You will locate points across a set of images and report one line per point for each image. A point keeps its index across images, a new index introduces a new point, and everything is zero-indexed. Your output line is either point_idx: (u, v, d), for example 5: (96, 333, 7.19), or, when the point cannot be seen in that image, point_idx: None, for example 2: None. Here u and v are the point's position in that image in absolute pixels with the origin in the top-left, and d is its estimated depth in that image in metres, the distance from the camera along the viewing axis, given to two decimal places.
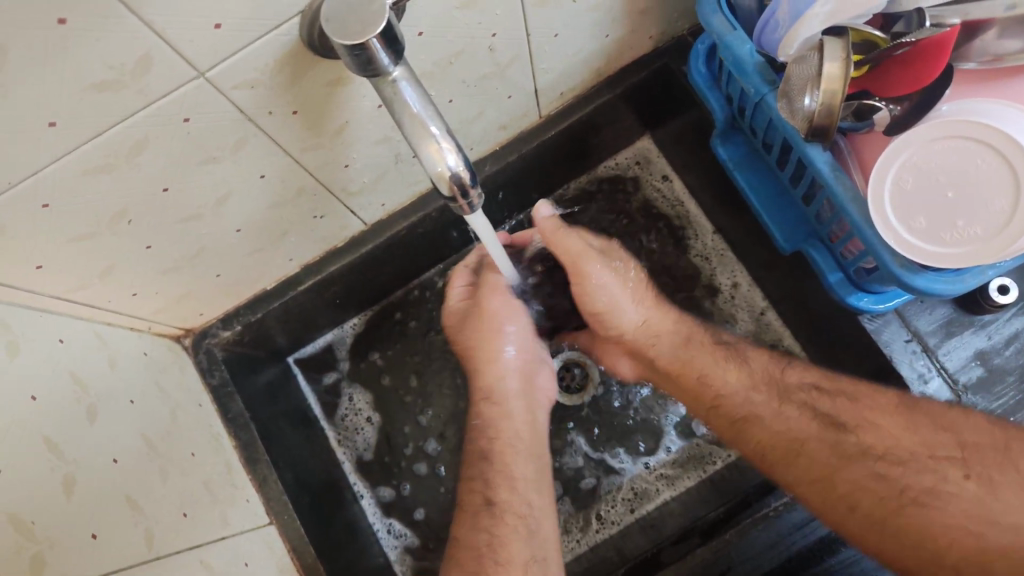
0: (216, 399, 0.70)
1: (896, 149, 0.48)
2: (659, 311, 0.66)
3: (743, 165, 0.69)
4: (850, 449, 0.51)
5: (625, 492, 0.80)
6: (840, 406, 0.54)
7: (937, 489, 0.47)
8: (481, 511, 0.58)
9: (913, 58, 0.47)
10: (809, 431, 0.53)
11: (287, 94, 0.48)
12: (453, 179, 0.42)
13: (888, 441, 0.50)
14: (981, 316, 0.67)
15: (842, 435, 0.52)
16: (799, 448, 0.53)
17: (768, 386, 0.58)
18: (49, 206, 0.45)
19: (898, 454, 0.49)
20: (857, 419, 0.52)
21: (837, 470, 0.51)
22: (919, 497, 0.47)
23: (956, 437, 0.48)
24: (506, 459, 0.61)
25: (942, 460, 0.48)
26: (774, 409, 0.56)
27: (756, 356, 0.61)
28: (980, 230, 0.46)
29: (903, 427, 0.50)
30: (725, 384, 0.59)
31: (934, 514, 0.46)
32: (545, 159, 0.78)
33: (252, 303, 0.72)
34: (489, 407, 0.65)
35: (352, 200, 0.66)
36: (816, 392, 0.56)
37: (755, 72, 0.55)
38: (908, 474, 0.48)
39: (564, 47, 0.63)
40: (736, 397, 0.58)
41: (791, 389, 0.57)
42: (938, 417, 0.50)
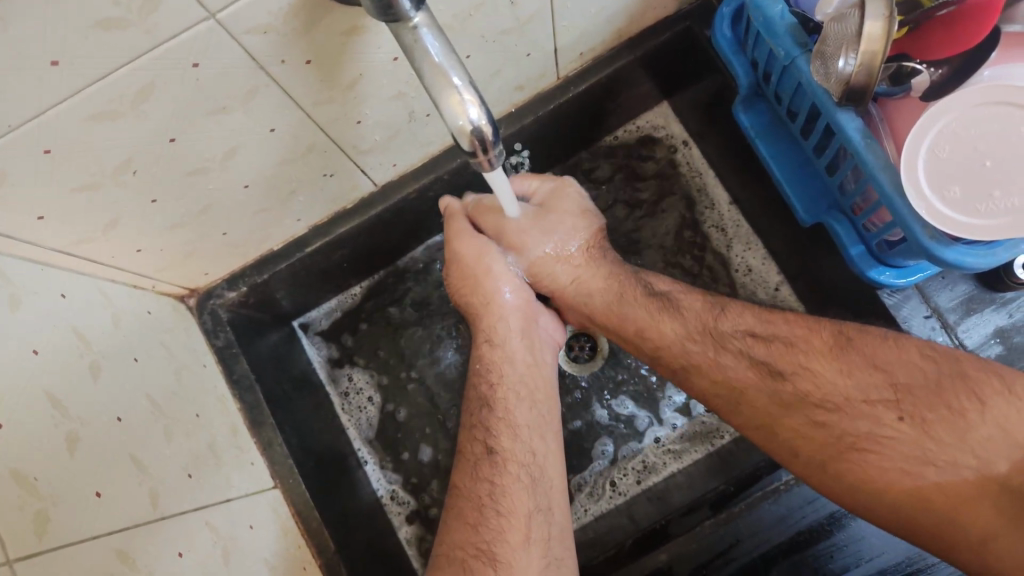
0: (221, 361, 0.69)
1: (932, 117, 0.46)
2: (591, 270, 0.66)
3: (765, 134, 0.67)
4: (789, 398, 0.54)
5: (635, 463, 0.79)
6: (775, 352, 0.56)
7: (874, 433, 0.50)
8: (483, 461, 0.58)
9: (956, 20, 0.44)
10: (748, 380, 0.56)
11: (301, 42, 0.45)
12: (475, 134, 0.41)
13: (823, 388, 0.53)
14: (1002, 293, 0.65)
15: (776, 382, 0.55)
16: (739, 396, 0.57)
17: (702, 336, 0.60)
18: (51, 152, 0.43)
19: (833, 401, 0.52)
20: (792, 364, 0.55)
21: (778, 417, 0.54)
22: (858, 442, 0.50)
23: (889, 378, 0.51)
24: (507, 407, 0.61)
25: (877, 404, 0.51)
26: (711, 359, 0.58)
27: (690, 305, 0.62)
28: (1017, 200, 0.44)
29: (838, 372, 0.53)
30: (664, 336, 0.61)
31: (872, 458, 0.49)
32: (561, 123, 0.76)
33: (258, 265, 0.71)
34: (491, 351, 0.64)
35: (364, 159, 0.64)
36: (751, 338, 0.57)
37: (787, 35, 0.53)
38: (842, 421, 0.52)
39: (587, 4, 0.60)
40: (676, 348, 0.60)
41: (726, 337, 0.58)
42: (872, 355, 0.52)
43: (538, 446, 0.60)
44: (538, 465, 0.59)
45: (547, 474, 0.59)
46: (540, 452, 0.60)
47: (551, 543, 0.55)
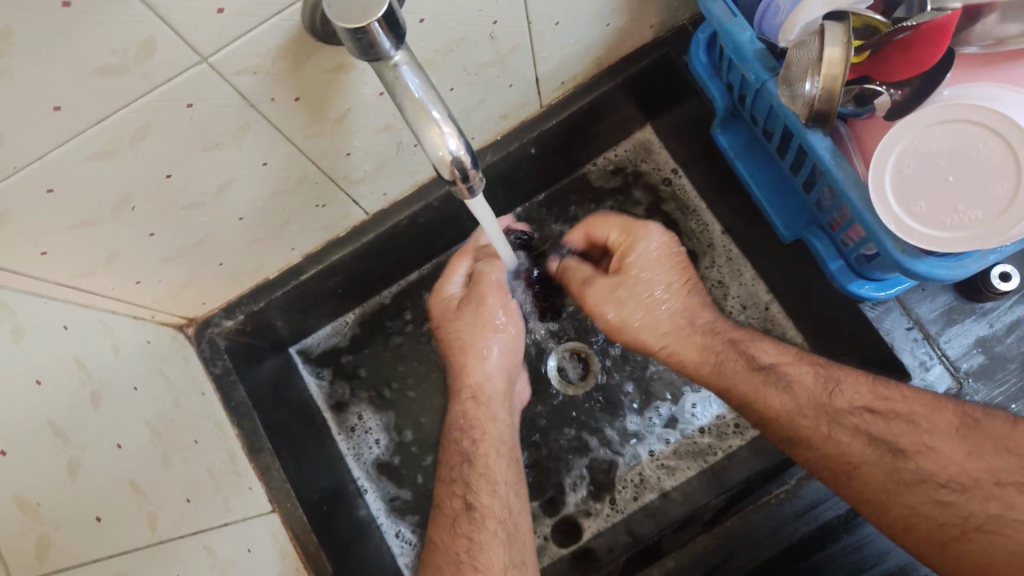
0: (219, 389, 0.70)
1: (895, 135, 0.48)
2: (683, 335, 0.62)
3: (743, 153, 0.69)
4: (908, 478, 0.50)
5: (630, 479, 0.80)
6: (895, 429, 0.52)
7: (1004, 516, 0.47)
8: (461, 517, 0.59)
9: (914, 42, 0.46)
10: (864, 457, 0.52)
11: (288, 81, 0.48)
12: (454, 164, 0.43)
13: (950, 469, 0.50)
14: (981, 303, 0.66)
15: (898, 462, 0.51)
16: (852, 473, 0.53)
17: (816, 412, 0.55)
18: (53, 190, 0.45)
19: (960, 481, 0.49)
20: (913, 443, 0.51)
21: (894, 495, 0.51)
22: (983, 523, 0.47)
23: (1021, 461, 0.48)
24: (488, 463, 0.62)
25: (1010, 487, 0.48)
26: (825, 434, 0.54)
27: (800, 379, 0.56)
28: (980, 213, 0.46)
29: (965, 453, 0.50)
30: (770, 408, 0.56)
31: (998, 540, 0.46)
32: (548, 148, 0.78)
33: (254, 293, 0.72)
34: (475, 409, 0.65)
35: (354, 188, 0.66)
36: (868, 414, 0.53)
37: (756, 59, 0.55)
38: (970, 502, 0.48)
39: (566, 36, 0.63)
40: (784, 421, 0.56)
41: (843, 414, 0.54)
42: (1000, 438, 0.49)
43: (513, 502, 0.61)
44: (513, 522, 0.60)
45: (520, 529, 0.60)
46: (516, 508, 0.61)
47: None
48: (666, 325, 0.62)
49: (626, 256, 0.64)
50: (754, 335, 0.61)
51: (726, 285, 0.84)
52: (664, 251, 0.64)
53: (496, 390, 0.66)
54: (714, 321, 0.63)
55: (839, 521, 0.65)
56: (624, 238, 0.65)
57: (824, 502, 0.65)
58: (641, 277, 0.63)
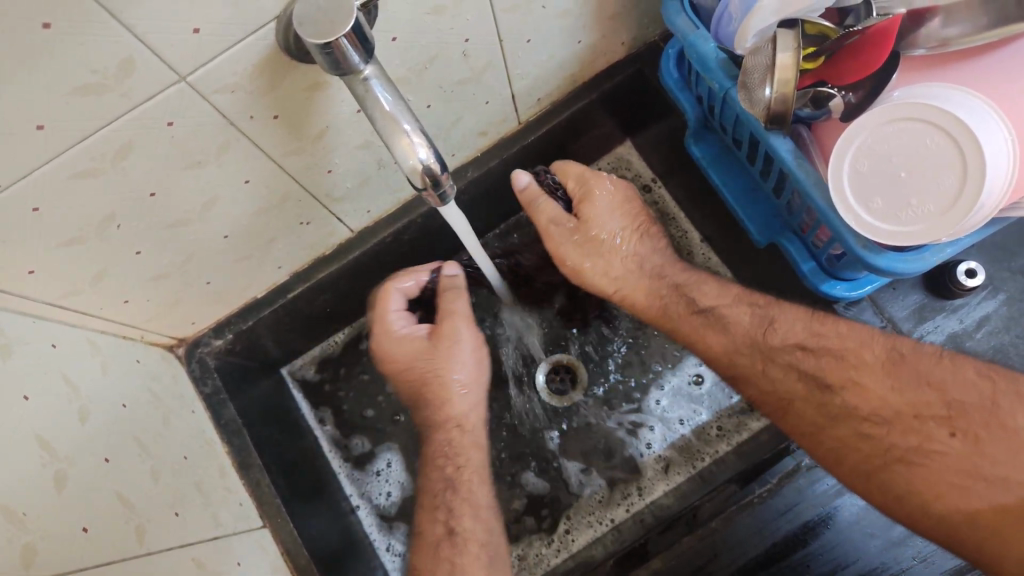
0: (209, 407, 0.71)
1: (851, 135, 0.50)
2: (631, 282, 0.68)
3: (716, 163, 0.71)
4: (834, 411, 0.55)
5: (620, 488, 0.80)
6: (826, 365, 0.56)
7: (924, 447, 0.50)
8: (443, 541, 0.59)
9: (864, 45, 0.49)
10: (795, 391, 0.57)
11: (266, 99, 0.50)
12: (424, 172, 0.45)
13: (872, 403, 0.53)
14: (951, 301, 0.67)
15: (825, 395, 0.55)
16: (787, 407, 0.58)
17: (751, 350, 0.60)
18: (40, 209, 0.47)
19: (884, 415, 0.53)
20: (842, 378, 0.55)
21: (823, 429, 0.55)
22: (905, 454, 0.51)
23: (942, 395, 0.51)
24: (470, 488, 0.62)
25: (929, 421, 0.51)
26: (760, 371, 0.59)
27: (736, 321, 0.61)
28: (932, 208, 0.48)
29: (889, 388, 0.53)
30: (709, 348, 0.62)
31: (919, 471, 0.50)
32: (528, 164, 0.80)
33: (243, 312, 0.74)
34: (461, 435, 0.66)
35: (337, 207, 0.68)
36: (800, 351, 0.57)
37: (719, 69, 0.57)
38: (892, 434, 0.52)
39: (537, 53, 0.65)
40: (723, 360, 0.62)
41: (776, 351, 0.58)
42: (925, 373, 0.52)
43: (495, 525, 0.62)
44: (494, 543, 0.60)
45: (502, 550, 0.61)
46: (496, 531, 0.62)
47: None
48: (618, 271, 0.69)
49: (584, 203, 0.69)
50: (699, 276, 0.67)
51: None
52: (614, 198, 0.69)
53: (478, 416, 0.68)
54: (665, 265, 0.69)
55: (819, 519, 0.69)
56: (583, 190, 0.69)
57: (801, 503, 0.69)
58: (594, 231, 0.68)
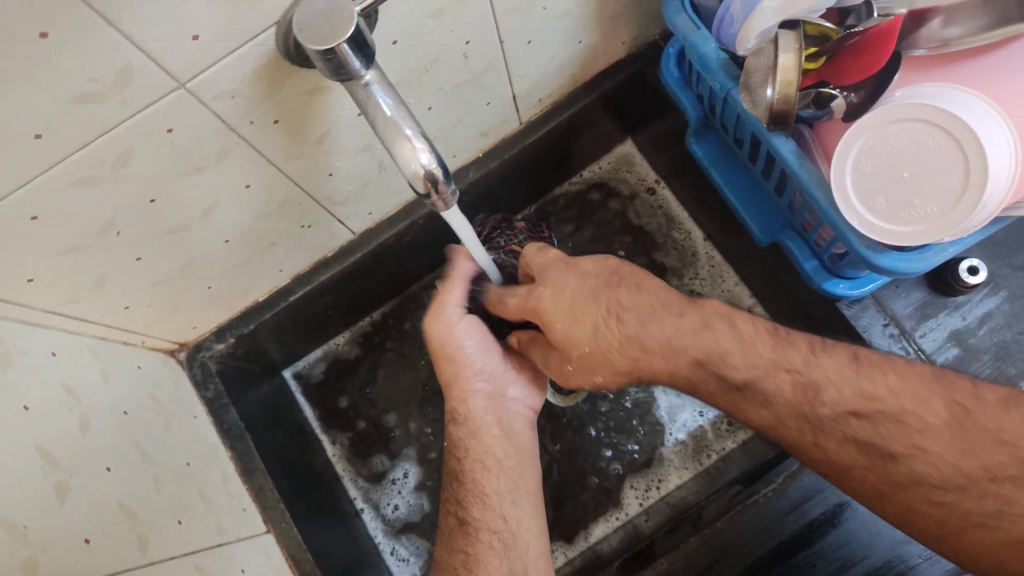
0: (211, 411, 0.71)
1: (852, 135, 0.50)
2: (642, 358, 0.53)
3: (718, 162, 0.70)
4: (900, 480, 0.47)
5: (639, 480, 0.80)
6: (884, 431, 0.47)
7: (1009, 512, 0.44)
8: (457, 531, 0.59)
9: (867, 45, 0.49)
10: (854, 459, 0.48)
11: (267, 103, 0.50)
12: (426, 177, 0.44)
13: (943, 469, 0.46)
14: (953, 298, 0.67)
15: (890, 463, 0.47)
16: (845, 477, 0.49)
17: (800, 420, 0.49)
18: (39, 218, 0.46)
19: (954, 481, 0.46)
20: (904, 446, 0.47)
21: (884, 498, 0.48)
22: (983, 519, 0.45)
23: (1017, 453, 0.45)
24: (475, 479, 0.60)
25: (1006, 484, 0.44)
26: (810, 442, 0.49)
27: (777, 392, 0.49)
28: (935, 208, 0.47)
29: (957, 453, 0.46)
30: (750, 419, 0.51)
31: (1001, 537, 0.44)
32: (528, 164, 0.80)
33: (244, 316, 0.73)
34: (456, 429, 0.63)
35: (338, 210, 0.68)
36: (853, 418, 0.48)
37: (720, 70, 0.57)
38: (968, 500, 0.45)
39: (538, 54, 0.65)
40: (763, 430, 0.51)
41: (826, 423, 0.48)
42: (996, 427, 0.45)
43: (509, 510, 0.60)
44: (511, 533, 0.59)
45: (521, 541, 0.59)
46: (513, 517, 0.60)
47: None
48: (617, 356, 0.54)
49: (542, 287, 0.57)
50: (721, 336, 0.51)
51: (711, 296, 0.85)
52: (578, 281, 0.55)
53: (482, 409, 0.62)
54: (680, 323, 0.52)
55: (826, 517, 0.69)
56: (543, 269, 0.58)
57: (807, 501, 0.69)
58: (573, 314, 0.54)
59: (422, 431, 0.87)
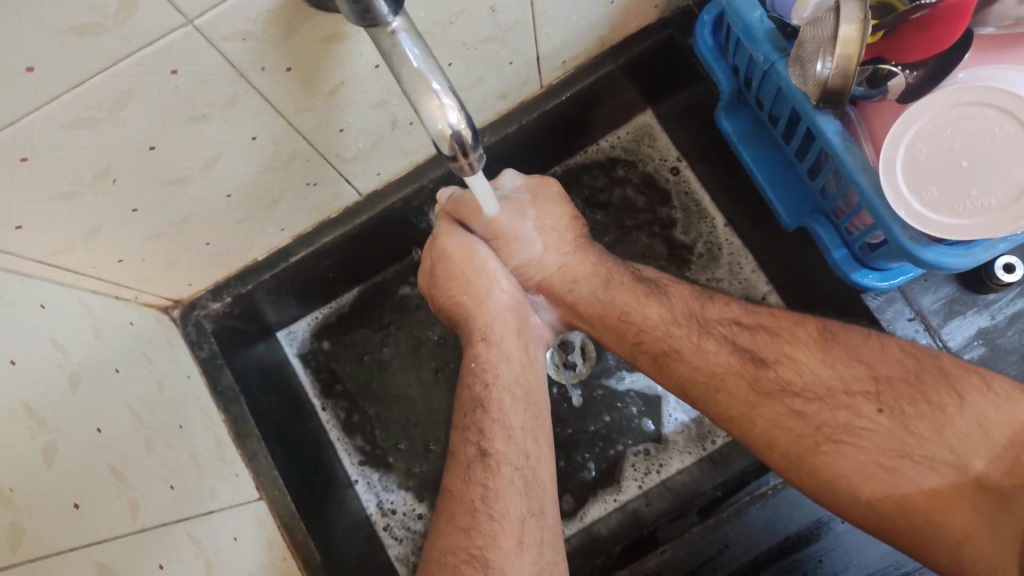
0: (206, 372, 0.68)
1: (910, 117, 0.46)
2: (580, 254, 0.65)
3: (747, 140, 0.66)
4: (768, 386, 0.53)
5: (642, 459, 0.79)
6: (760, 341, 0.55)
7: (852, 424, 0.49)
8: (474, 463, 0.55)
9: (931, 22, 0.45)
10: (729, 367, 0.55)
11: (280, 48, 0.45)
12: (454, 138, 0.41)
13: (807, 377, 0.52)
14: (984, 295, 0.65)
15: (761, 369, 0.54)
16: (718, 384, 0.55)
17: (688, 321, 0.58)
18: (28, 160, 0.42)
19: (814, 389, 0.51)
20: (778, 355, 0.54)
21: (755, 407, 0.53)
22: (834, 433, 0.49)
23: (870, 370, 0.51)
24: (501, 409, 0.58)
25: (858, 395, 0.50)
26: (694, 343, 0.57)
27: (677, 292, 0.61)
28: (994, 201, 0.44)
29: (823, 363, 0.52)
30: (646, 319, 0.60)
31: (849, 450, 0.48)
32: (547, 130, 0.76)
33: (242, 275, 0.70)
34: (487, 351, 0.61)
35: (347, 168, 0.64)
36: (736, 326, 0.57)
37: (765, 39, 0.53)
38: (822, 411, 0.50)
39: (568, 12, 0.61)
40: (658, 332, 0.59)
41: (712, 324, 0.58)
42: (857, 351, 0.52)
43: (531, 449, 0.58)
44: (530, 468, 0.57)
45: (539, 477, 0.57)
46: (533, 454, 0.58)
47: (544, 547, 0.53)
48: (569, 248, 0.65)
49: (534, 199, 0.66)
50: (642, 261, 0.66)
51: (724, 282, 0.82)
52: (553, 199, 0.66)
53: (507, 325, 0.63)
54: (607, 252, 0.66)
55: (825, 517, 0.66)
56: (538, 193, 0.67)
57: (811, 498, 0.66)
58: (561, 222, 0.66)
59: (419, 404, 0.84)
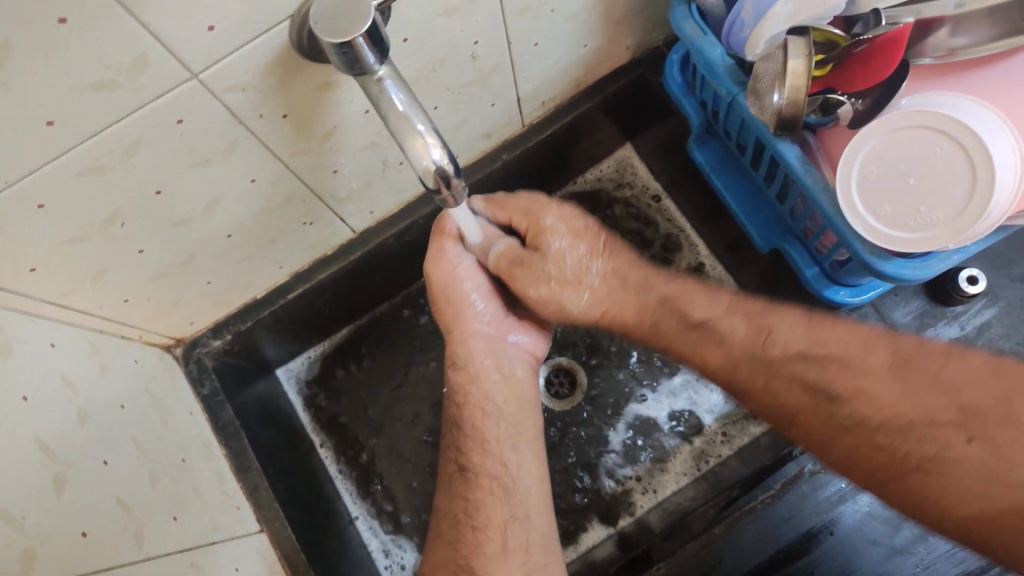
0: (207, 408, 0.70)
1: (859, 142, 0.50)
2: (614, 298, 0.59)
3: (719, 168, 0.70)
4: (842, 420, 0.49)
5: (634, 483, 0.80)
6: (829, 373, 0.50)
7: (942, 454, 0.44)
8: (456, 478, 0.60)
9: (873, 54, 0.50)
10: (801, 406, 0.51)
11: (276, 98, 0.49)
12: (438, 173, 0.44)
13: (881, 411, 0.47)
14: (952, 308, 0.68)
15: (834, 406, 0.49)
16: (794, 421, 0.51)
17: (750, 364, 0.53)
18: (44, 207, 0.46)
19: (895, 421, 0.46)
20: (849, 387, 0.49)
21: (827, 441, 0.49)
22: (922, 462, 0.45)
23: (954, 398, 0.45)
24: (476, 425, 0.61)
25: (946, 426, 0.45)
26: (762, 387, 0.53)
27: (733, 333, 0.54)
28: (941, 215, 0.48)
29: (892, 392, 0.47)
30: (708, 362, 0.55)
31: (935, 478, 0.44)
32: (531, 167, 0.80)
33: (242, 312, 0.73)
34: (457, 374, 0.62)
35: (341, 207, 0.68)
36: (802, 361, 0.51)
37: (726, 74, 0.57)
38: (906, 442, 0.46)
39: (544, 56, 0.65)
40: (723, 376, 0.55)
41: (775, 364, 0.52)
42: (936, 378, 0.46)
43: (511, 459, 0.60)
44: (511, 477, 0.59)
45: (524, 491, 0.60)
46: (520, 467, 0.60)
47: (530, 549, 0.57)
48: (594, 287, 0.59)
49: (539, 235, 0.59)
50: (687, 286, 0.58)
51: None
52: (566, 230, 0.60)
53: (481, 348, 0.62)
54: (646, 275, 0.60)
55: (819, 529, 0.72)
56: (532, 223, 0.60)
57: (805, 511, 0.72)
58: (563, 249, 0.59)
59: (413, 439, 0.86)
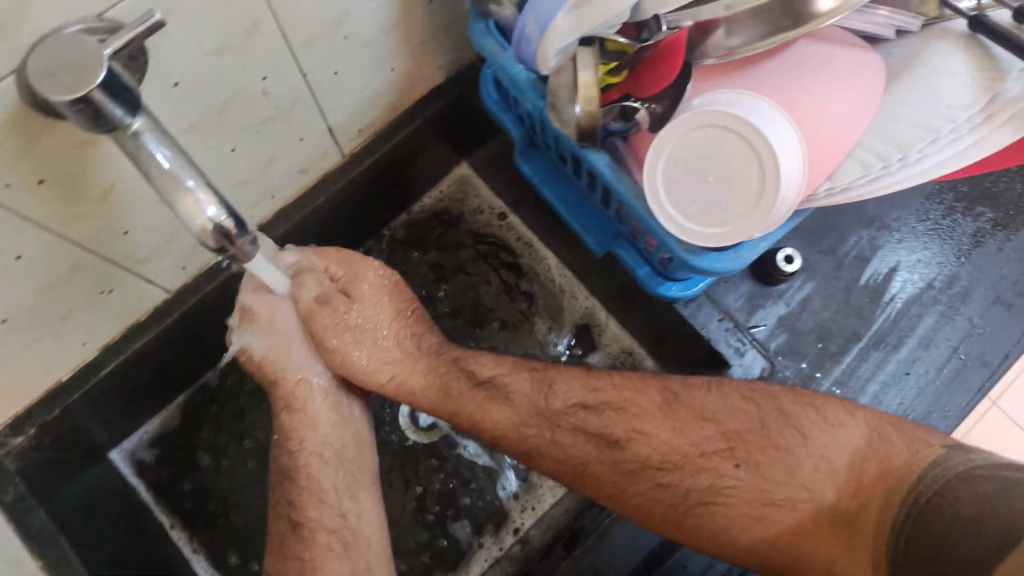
0: (14, 517, 0.61)
1: (659, 145, 0.51)
2: (406, 364, 0.62)
3: (547, 180, 0.71)
4: (629, 466, 0.57)
5: (512, 501, 0.79)
6: (608, 419, 0.57)
7: (716, 486, 0.54)
8: (289, 536, 0.58)
9: (659, 59, 0.51)
10: (587, 454, 0.58)
11: (24, 164, 0.43)
12: (216, 231, 0.40)
13: (662, 451, 0.56)
14: (776, 287, 0.72)
15: (616, 452, 0.57)
16: (583, 470, 0.58)
17: (538, 419, 0.59)
18: None
19: (671, 460, 0.55)
20: (628, 430, 0.57)
21: (624, 488, 0.57)
22: (703, 497, 0.54)
23: (719, 427, 0.55)
24: (309, 475, 0.60)
25: (713, 456, 0.54)
26: (550, 440, 0.59)
27: (519, 387, 0.60)
28: (739, 209, 0.49)
29: (671, 430, 0.56)
30: (495, 423, 0.60)
31: (718, 510, 0.53)
32: (361, 198, 0.77)
33: (46, 401, 0.64)
34: (292, 418, 0.61)
35: (145, 269, 0.61)
36: (583, 411, 0.58)
37: (531, 90, 0.57)
38: (684, 479, 0.55)
39: (348, 83, 0.62)
40: (512, 432, 0.60)
41: (560, 415, 0.59)
42: (698, 408, 0.56)
43: (348, 508, 0.60)
44: (350, 530, 0.59)
45: (363, 539, 0.59)
46: (351, 511, 0.60)
47: None
48: (396, 353, 0.63)
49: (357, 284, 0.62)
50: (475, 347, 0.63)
51: (569, 315, 0.84)
52: (378, 289, 0.63)
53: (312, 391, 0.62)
54: (440, 342, 0.65)
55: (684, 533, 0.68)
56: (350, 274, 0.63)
57: None
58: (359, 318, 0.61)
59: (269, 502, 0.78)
